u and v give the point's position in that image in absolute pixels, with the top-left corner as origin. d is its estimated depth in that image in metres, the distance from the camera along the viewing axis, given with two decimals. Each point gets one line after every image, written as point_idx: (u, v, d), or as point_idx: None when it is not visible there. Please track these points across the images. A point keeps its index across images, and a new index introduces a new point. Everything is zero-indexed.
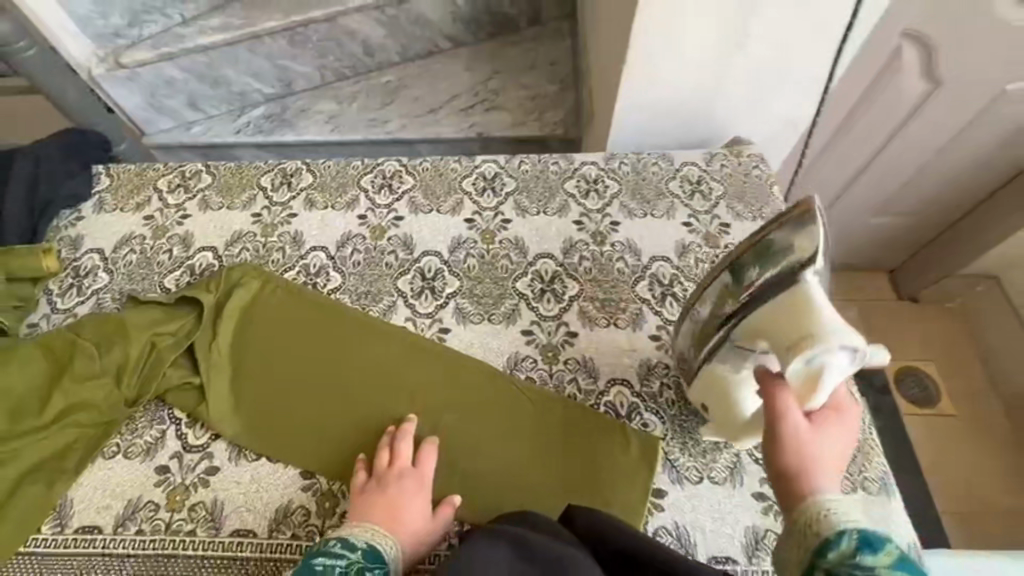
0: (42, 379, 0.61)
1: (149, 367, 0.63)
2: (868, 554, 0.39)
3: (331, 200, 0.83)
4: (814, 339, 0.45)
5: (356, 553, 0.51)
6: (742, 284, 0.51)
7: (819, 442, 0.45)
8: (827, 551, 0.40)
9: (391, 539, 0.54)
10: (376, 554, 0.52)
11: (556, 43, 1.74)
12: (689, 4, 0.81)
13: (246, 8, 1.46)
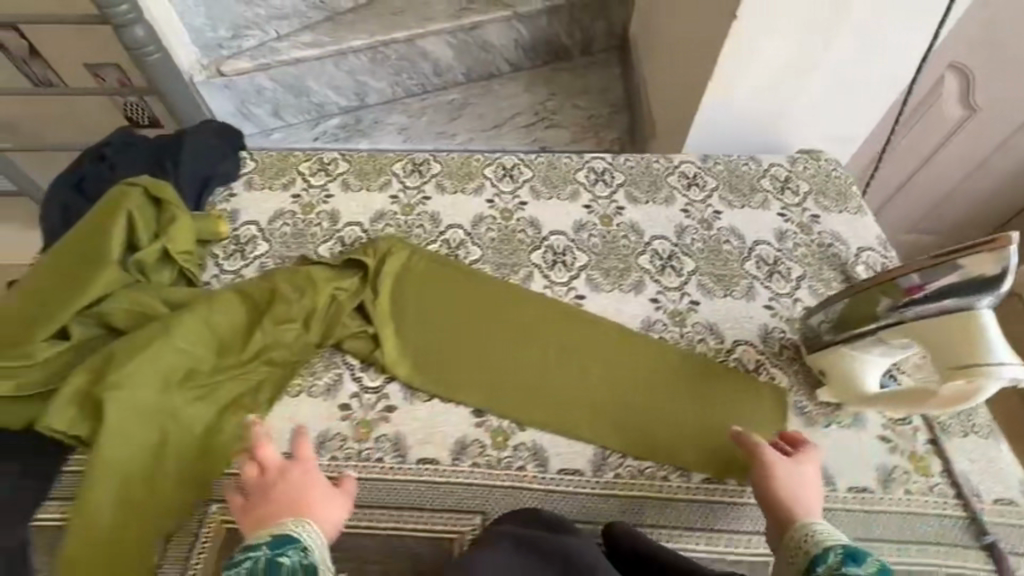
0: (241, 322, 0.68)
1: (332, 315, 0.70)
2: (851, 563, 0.47)
3: (460, 186, 0.92)
4: (983, 365, 0.55)
5: (259, 549, 0.47)
6: (891, 297, 0.59)
7: (792, 478, 0.57)
8: (818, 565, 0.48)
9: (298, 522, 0.50)
10: (285, 540, 0.48)
11: (604, 70, 1.88)
12: (776, 28, 0.94)
13: (334, 28, 1.59)
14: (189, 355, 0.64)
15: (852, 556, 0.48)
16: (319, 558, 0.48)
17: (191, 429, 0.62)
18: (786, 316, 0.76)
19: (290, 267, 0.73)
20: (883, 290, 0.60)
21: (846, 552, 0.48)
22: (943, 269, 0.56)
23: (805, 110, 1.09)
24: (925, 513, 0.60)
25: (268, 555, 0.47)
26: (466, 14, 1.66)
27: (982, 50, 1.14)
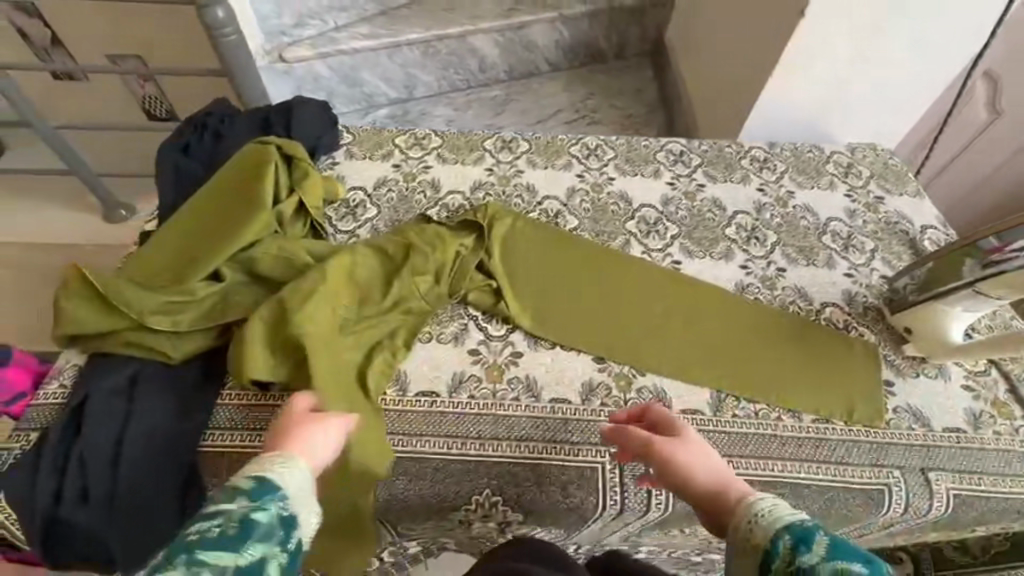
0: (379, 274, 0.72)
1: (458, 271, 0.75)
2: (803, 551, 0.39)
3: (549, 161, 0.96)
4: None
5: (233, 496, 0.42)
6: (974, 260, 0.66)
7: (693, 460, 0.54)
8: (766, 562, 0.41)
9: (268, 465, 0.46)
10: (259, 489, 0.44)
11: (638, 74, 1.85)
12: (837, 28, 1.02)
13: (389, 21, 1.64)
14: (340, 307, 0.67)
15: (801, 534, 0.41)
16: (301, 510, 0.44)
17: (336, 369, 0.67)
18: (864, 283, 0.83)
19: (416, 226, 0.78)
20: (967, 254, 0.66)
21: (795, 534, 0.41)
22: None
23: (855, 106, 1.17)
24: (1013, 451, 0.67)
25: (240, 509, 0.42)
26: (514, 13, 1.68)
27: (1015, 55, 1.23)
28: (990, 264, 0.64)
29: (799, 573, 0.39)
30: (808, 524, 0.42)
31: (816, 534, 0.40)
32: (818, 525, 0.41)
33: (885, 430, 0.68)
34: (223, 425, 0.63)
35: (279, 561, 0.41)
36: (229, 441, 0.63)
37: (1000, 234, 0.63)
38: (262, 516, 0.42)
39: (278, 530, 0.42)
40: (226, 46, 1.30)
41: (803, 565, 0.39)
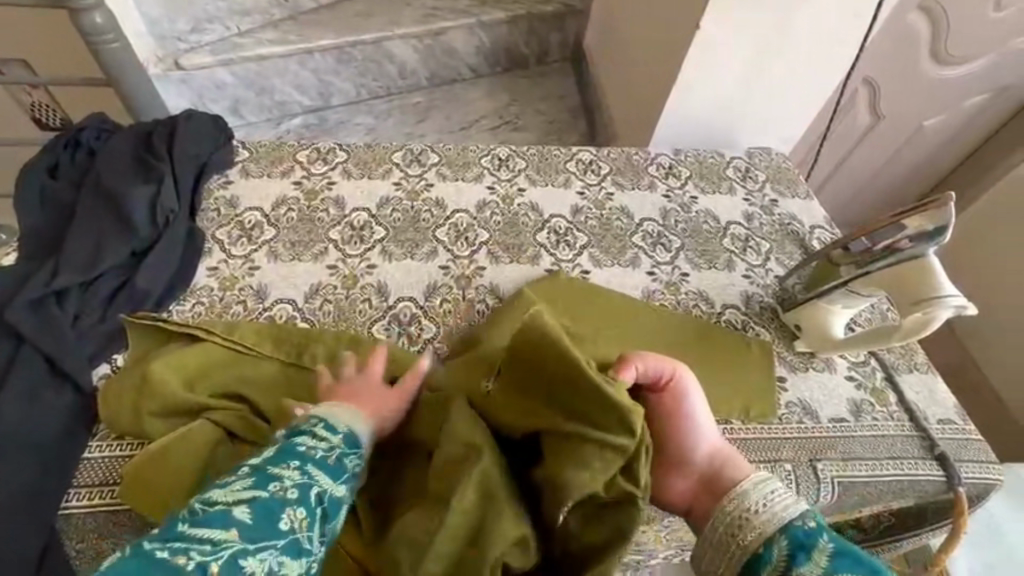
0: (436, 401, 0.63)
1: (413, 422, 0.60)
2: (803, 560, 0.45)
3: (459, 174, 0.94)
4: (934, 299, 0.64)
5: (329, 433, 0.55)
6: (850, 263, 0.70)
7: (713, 442, 0.56)
8: (764, 564, 0.47)
9: (359, 423, 0.58)
10: (353, 437, 0.56)
11: (561, 79, 1.87)
12: (728, 41, 1.08)
13: (300, 26, 1.57)
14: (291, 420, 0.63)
15: (801, 541, 0.46)
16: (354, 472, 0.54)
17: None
18: (761, 283, 0.87)
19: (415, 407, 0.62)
20: (844, 254, 0.71)
21: (794, 542, 0.46)
22: (889, 230, 0.67)
23: (754, 113, 1.23)
24: (888, 436, 0.72)
25: (339, 450, 0.54)
26: (431, 19, 1.65)
27: (892, 59, 1.33)
28: (870, 260, 0.68)
29: None
30: (808, 526, 0.47)
31: (816, 542, 0.45)
32: (818, 528, 0.47)
33: (778, 426, 0.72)
34: (90, 482, 0.60)
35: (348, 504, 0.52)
36: (100, 499, 0.60)
37: (872, 237, 0.68)
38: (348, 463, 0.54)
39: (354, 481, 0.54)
40: (110, 53, 1.19)
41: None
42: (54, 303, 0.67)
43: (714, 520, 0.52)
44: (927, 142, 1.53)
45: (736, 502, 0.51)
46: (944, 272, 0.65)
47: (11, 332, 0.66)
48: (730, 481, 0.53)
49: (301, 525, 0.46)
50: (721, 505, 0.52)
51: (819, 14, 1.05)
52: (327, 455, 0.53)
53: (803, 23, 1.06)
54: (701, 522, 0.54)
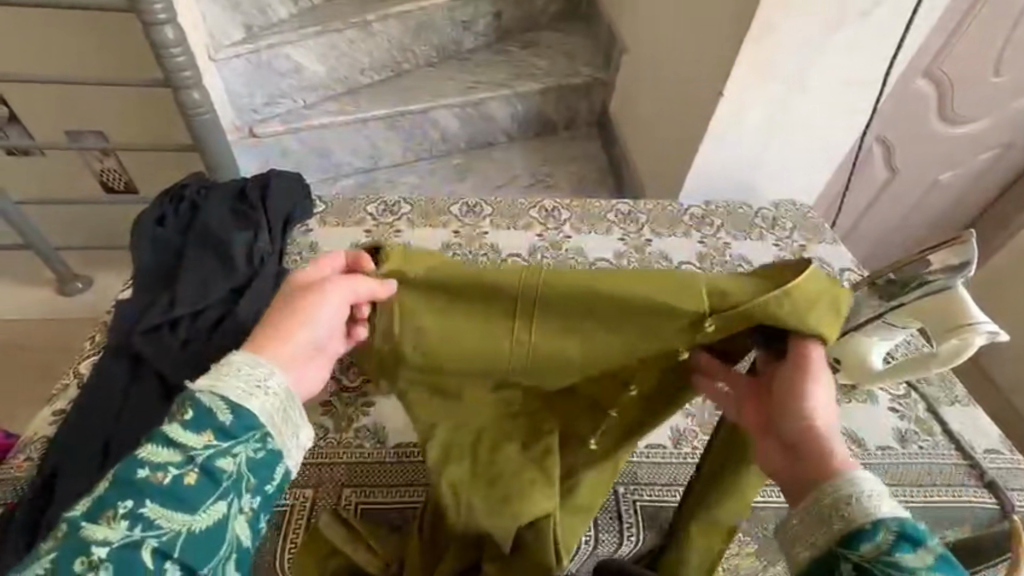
0: (484, 333, 0.64)
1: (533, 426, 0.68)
2: (906, 550, 0.44)
3: (510, 223, 1.04)
4: (966, 325, 0.69)
5: (205, 435, 0.49)
6: (893, 294, 0.72)
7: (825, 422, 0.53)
8: (861, 542, 0.45)
9: (256, 397, 0.52)
10: (245, 419, 0.51)
11: (589, 142, 2.01)
12: (747, 110, 1.21)
13: (358, 98, 1.75)
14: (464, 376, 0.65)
15: (911, 534, 0.44)
16: (280, 446, 0.53)
17: (320, 423, 0.79)
18: None
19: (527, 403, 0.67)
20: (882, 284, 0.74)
21: (904, 534, 0.44)
22: (922, 264, 0.71)
23: (776, 168, 1.35)
24: (936, 462, 0.76)
25: (204, 456, 0.48)
26: (473, 91, 1.82)
27: (907, 120, 1.42)
28: (905, 291, 0.72)
29: (891, 561, 0.43)
30: (917, 526, 0.45)
31: (924, 539, 0.44)
32: (925, 531, 0.45)
33: None
34: None
35: (247, 501, 0.50)
36: None
37: (907, 268, 0.72)
38: (228, 463, 0.49)
39: (244, 475, 0.50)
40: (201, 124, 1.37)
41: (907, 567, 0.43)
42: (167, 331, 0.78)
43: (817, 495, 0.49)
44: (943, 193, 1.62)
45: (840, 486, 0.48)
46: (972, 299, 0.69)
47: (129, 358, 0.77)
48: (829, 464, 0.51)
49: None
50: (828, 480, 0.49)
51: (830, 85, 1.18)
52: (191, 464, 0.48)
53: (814, 95, 1.19)
54: (815, 479, 0.50)
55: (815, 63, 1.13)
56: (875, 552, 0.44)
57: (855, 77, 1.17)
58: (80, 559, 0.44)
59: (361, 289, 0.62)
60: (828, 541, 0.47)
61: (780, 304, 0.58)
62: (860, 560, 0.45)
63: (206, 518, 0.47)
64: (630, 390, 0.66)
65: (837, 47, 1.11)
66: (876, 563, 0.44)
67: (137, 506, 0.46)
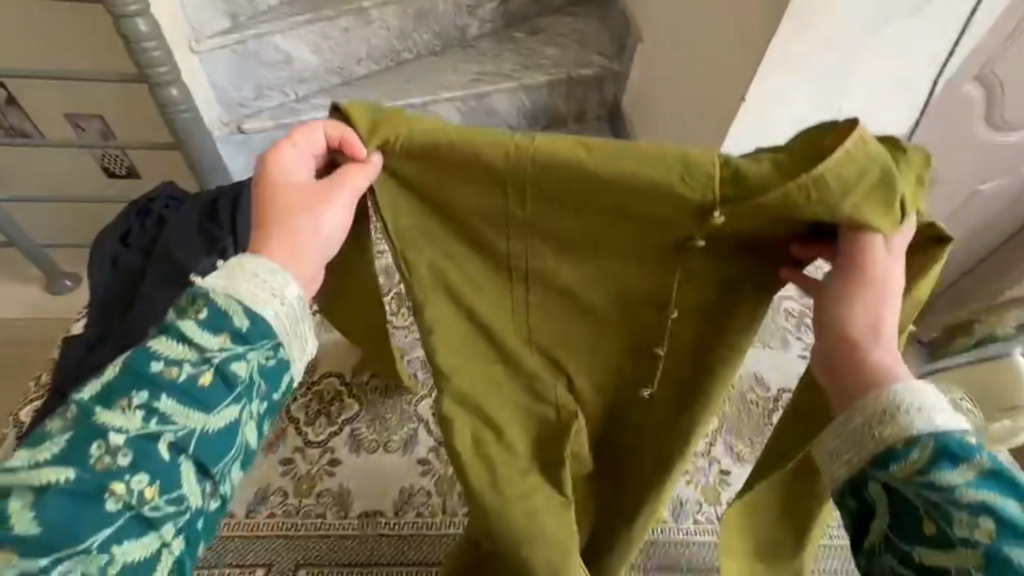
0: (489, 267, 0.64)
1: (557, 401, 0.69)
2: (948, 467, 0.46)
3: None
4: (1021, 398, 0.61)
5: (219, 339, 0.50)
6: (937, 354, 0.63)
7: (881, 331, 0.54)
8: (894, 458, 0.48)
9: (271, 304, 0.53)
10: (260, 323, 0.52)
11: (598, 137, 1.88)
12: (770, 117, 1.10)
13: (355, 90, 1.65)
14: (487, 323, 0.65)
15: (951, 448, 0.46)
16: (289, 355, 0.55)
17: (279, 486, 0.79)
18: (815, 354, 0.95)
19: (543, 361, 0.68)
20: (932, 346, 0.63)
21: (943, 446, 0.46)
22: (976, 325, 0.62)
23: None
24: None
25: (216, 365, 0.50)
26: (475, 83, 1.70)
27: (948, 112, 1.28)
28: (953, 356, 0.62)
29: (932, 483, 0.46)
30: (964, 437, 0.47)
31: (971, 455, 0.46)
32: (976, 444, 0.47)
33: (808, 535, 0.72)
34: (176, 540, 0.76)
35: (257, 404, 0.52)
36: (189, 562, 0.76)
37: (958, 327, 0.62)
38: (241, 367, 0.51)
39: (256, 379, 0.52)
40: (181, 122, 1.28)
41: (942, 483, 0.46)
42: None
43: (857, 412, 0.51)
44: (985, 204, 1.48)
45: (886, 399, 0.50)
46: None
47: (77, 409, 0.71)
48: (875, 373, 0.52)
49: (146, 494, 0.47)
50: (870, 390, 0.51)
51: (863, 93, 1.07)
52: (206, 364, 0.50)
53: (844, 102, 1.09)
54: (853, 385, 0.53)
55: (849, 69, 1.02)
56: (914, 476, 0.47)
57: (893, 74, 1.06)
58: (96, 443, 0.47)
59: (358, 183, 0.58)
60: (863, 461, 0.50)
61: (834, 177, 0.50)
62: (893, 479, 0.48)
63: (218, 420, 0.50)
64: (669, 314, 0.62)
65: (878, 42, 0.99)
66: (914, 485, 0.47)
67: (150, 401, 0.48)
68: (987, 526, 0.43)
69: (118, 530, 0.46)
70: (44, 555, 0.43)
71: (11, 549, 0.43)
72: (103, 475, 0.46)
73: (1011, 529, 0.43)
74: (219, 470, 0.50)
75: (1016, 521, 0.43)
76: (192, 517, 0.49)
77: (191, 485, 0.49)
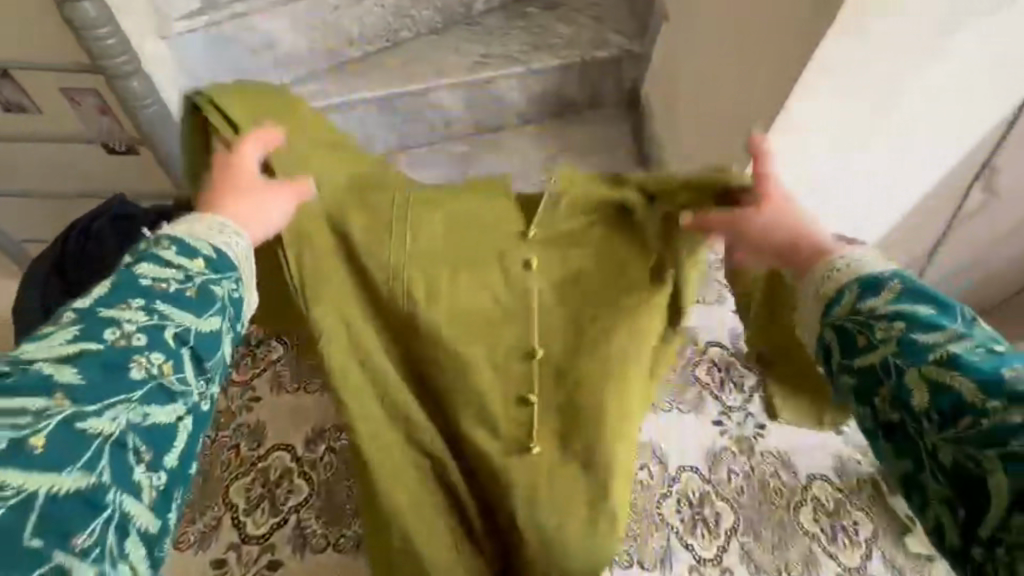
0: (396, 324, 0.77)
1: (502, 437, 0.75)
2: (868, 292, 0.51)
3: None
4: None
5: (198, 257, 0.55)
6: None
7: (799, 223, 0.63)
8: (833, 306, 0.53)
9: (229, 242, 0.58)
10: (217, 261, 0.56)
11: (615, 125, 1.61)
12: (809, 134, 1.01)
13: (345, 77, 1.43)
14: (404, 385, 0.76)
15: (870, 282, 0.52)
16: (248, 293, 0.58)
17: None
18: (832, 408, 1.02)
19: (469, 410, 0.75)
20: None
21: (864, 283, 0.52)
22: None
23: (833, 194, 1.18)
24: None
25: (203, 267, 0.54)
26: (480, 67, 1.46)
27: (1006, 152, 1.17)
28: None
29: (861, 309, 0.51)
30: (882, 272, 0.52)
31: (884, 281, 0.51)
32: (892, 272, 0.52)
33: None
34: None
35: (226, 324, 0.55)
36: None
37: None
38: (215, 286, 0.54)
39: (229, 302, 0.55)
40: None
41: (869, 308, 0.50)
42: None
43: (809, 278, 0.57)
44: None
45: (824, 266, 0.56)
46: None
47: None
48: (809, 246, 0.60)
49: (161, 370, 0.49)
50: (813, 267, 0.57)
51: (917, 108, 0.99)
52: (191, 280, 0.53)
53: (893, 118, 1.00)
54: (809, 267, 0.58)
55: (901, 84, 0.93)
56: (854, 312, 0.51)
57: (925, 112, 1.00)
58: (110, 330, 0.48)
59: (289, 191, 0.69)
60: (817, 318, 0.55)
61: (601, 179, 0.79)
62: (836, 319, 0.52)
63: (207, 320, 0.53)
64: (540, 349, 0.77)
65: (917, 79, 0.93)
66: (846, 316, 0.51)
67: (149, 303, 0.50)
68: (899, 326, 0.47)
69: (143, 394, 0.47)
70: (90, 403, 0.44)
71: (59, 397, 0.44)
72: (122, 351, 0.47)
73: (930, 325, 0.46)
74: (213, 366, 0.53)
75: (936, 320, 0.47)
76: (191, 406, 0.51)
77: (190, 375, 0.51)
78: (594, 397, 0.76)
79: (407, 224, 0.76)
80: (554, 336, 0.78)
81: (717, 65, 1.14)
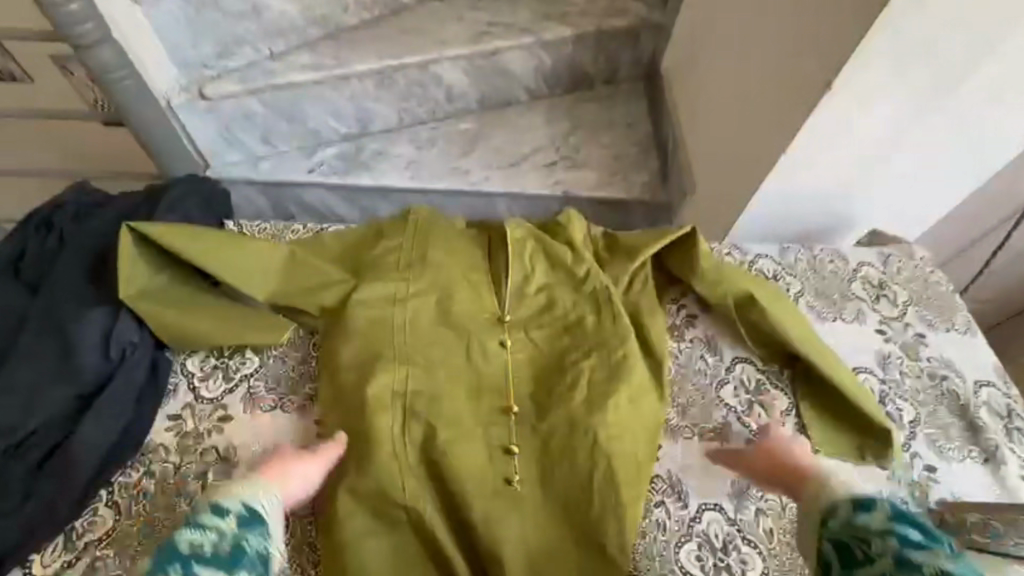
0: (389, 343, 0.78)
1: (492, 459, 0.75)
2: (864, 513, 0.58)
3: None
4: None
5: (230, 517, 0.61)
6: None
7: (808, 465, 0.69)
8: (830, 522, 0.60)
9: (262, 498, 0.64)
10: (249, 508, 0.62)
11: (635, 103, 1.45)
12: (860, 116, 0.88)
13: (341, 46, 1.29)
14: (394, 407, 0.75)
15: (864, 502, 0.59)
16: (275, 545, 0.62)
17: None
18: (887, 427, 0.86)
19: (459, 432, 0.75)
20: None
21: (859, 502, 0.60)
22: None
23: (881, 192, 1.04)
24: None
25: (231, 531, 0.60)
26: (488, 37, 1.32)
27: None
28: None
29: (859, 530, 0.58)
30: (873, 498, 0.60)
31: (877, 503, 0.59)
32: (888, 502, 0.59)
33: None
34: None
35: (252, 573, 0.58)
36: None
37: None
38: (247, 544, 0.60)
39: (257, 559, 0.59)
40: None
41: (861, 526, 0.58)
42: None
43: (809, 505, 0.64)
44: None
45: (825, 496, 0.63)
46: None
47: None
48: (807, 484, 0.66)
49: None
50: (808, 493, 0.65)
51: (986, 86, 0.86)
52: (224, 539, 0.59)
53: (957, 98, 0.87)
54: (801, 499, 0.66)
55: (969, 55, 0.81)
56: (847, 527, 0.58)
57: (951, 139, 0.94)
58: None
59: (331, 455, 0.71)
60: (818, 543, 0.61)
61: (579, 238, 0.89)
62: (836, 537, 0.59)
63: None
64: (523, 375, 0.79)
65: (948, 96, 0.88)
66: (844, 536, 0.58)
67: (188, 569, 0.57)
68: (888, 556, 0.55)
69: None
70: None
71: None
72: None
73: (915, 550, 0.54)
74: None
75: (925, 544, 0.55)
76: None
77: None
78: (573, 468, 0.74)
79: (411, 265, 0.83)
80: (526, 375, 0.80)
81: (728, 60, 1.08)
